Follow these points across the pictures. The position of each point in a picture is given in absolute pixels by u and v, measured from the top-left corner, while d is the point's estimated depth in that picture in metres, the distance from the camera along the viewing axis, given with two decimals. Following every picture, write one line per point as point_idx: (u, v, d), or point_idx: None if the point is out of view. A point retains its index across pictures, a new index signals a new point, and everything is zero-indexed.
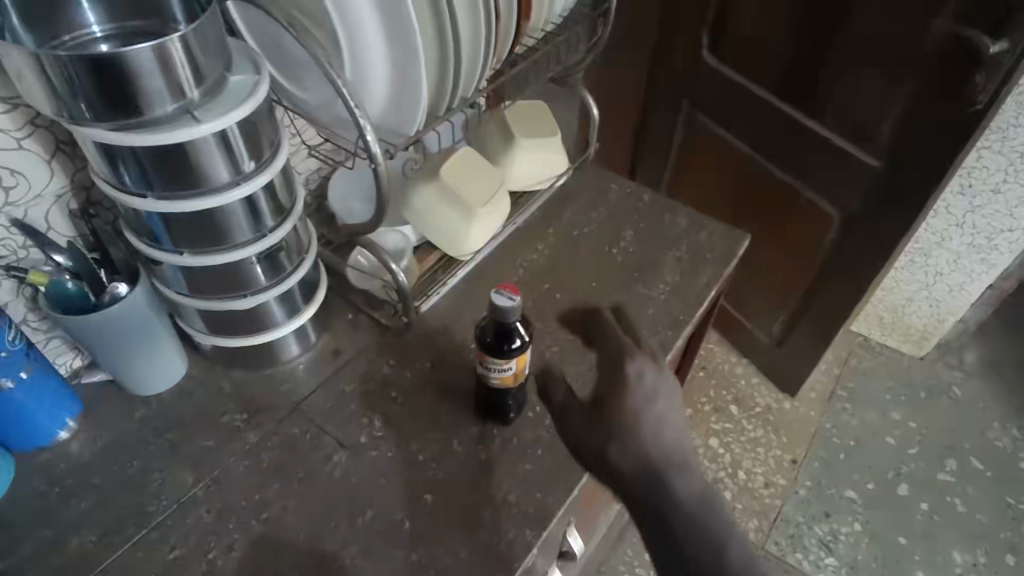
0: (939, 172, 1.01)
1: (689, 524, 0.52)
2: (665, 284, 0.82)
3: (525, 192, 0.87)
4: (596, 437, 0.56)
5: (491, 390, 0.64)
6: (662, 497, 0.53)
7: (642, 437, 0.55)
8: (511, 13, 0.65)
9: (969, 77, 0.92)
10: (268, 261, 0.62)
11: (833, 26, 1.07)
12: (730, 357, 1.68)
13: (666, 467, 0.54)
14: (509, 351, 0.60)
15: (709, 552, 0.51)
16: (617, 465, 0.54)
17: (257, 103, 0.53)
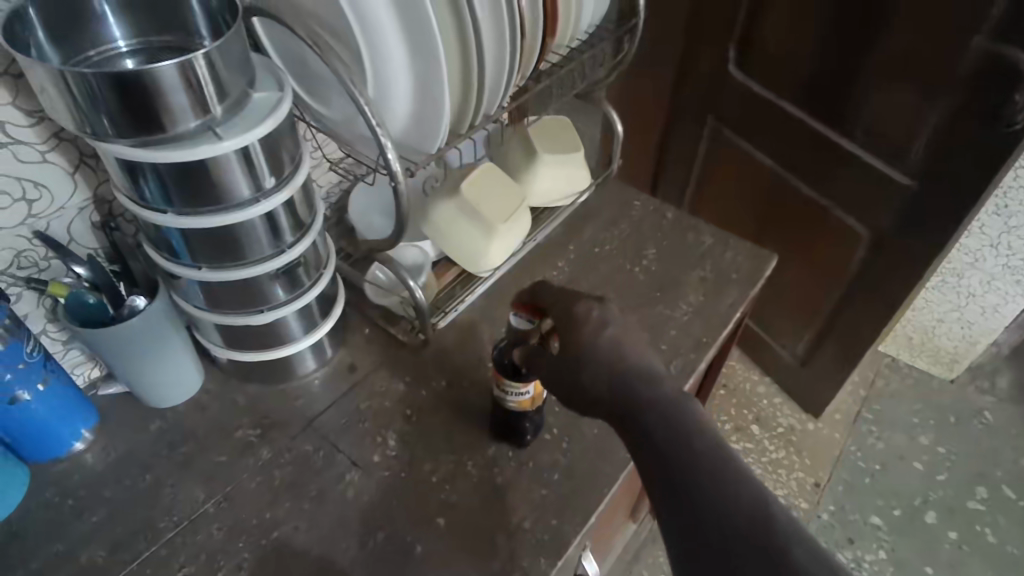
0: (975, 192, 0.98)
1: (658, 416, 0.50)
2: (688, 304, 0.80)
3: (545, 209, 0.85)
4: (566, 372, 0.54)
5: (507, 413, 0.62)
6: (632, 399, 0.52)
7: (608, 351, 0.54)
8: (535, 30, 0.65)
9: (1009, 96, 0.89)
10: (286, 277, 0.62)
11: (864, 42, 1.04)
12: (751, 376, 1.64)
13: (633, 373, 0.53)
14: (526, 375, 0.59)
15: (679, 440, 0.48)
16: (589, 386, 0.53)
17: (278, 120, 0.53)
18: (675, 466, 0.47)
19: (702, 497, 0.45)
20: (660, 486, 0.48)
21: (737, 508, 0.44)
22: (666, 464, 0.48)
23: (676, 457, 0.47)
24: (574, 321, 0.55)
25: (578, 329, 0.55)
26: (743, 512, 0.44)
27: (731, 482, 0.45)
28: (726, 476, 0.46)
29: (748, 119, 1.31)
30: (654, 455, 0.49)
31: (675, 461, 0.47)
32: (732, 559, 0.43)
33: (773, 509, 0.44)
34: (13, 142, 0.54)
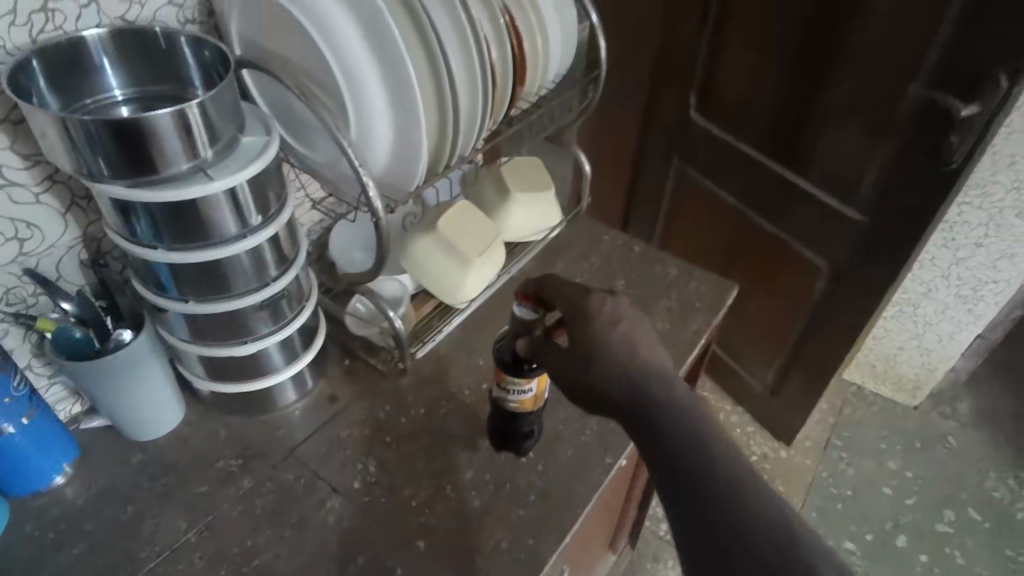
0: (921, 225, 1.05)
1: (667, 418, 0.53)
2: (656, 332, 0.84)
3: (519, 244, 0.90)
4: (577, 366, 0.56)
5: (507, 413, 0.66)
6: (640, 399, 0.54)
7: (617, 351, 0.56)
8: (506, 81, 0.71)
9: (945, 138, 0.97)
10: (270, 309, 0.65)
11: (813, 91, 1.13)
12: (725, 406, 1.69)
13: (646, 375, 0.55)
14: (529, 372, 0.63)
15: (687, 442, 0.51)
16: (599, 383, 0.55)
17: (266, 162, 0.57)
18: (682, 466, 0.50)
19: (713, 496, 0.49)
20: (665, 481, 0.51)
21: (741, 512, 0.48)
22: (677, 464, 0.51)
23: (685, 458, 0.51)
24: (584, 315, 0.57)
25: (590, 322, 0.57)
26: (755, 514, 0.47)
27: (737, 488, 0.49)
28: (736, 485, 0.49)
29: (711, 160, 1.39)
30: (664, 454, 0.52)
31: (682, 461, 0.51)
32: (743, 556, 0.46)
33: (782, 512, 0.48)
34: (9, 184, 0.57)
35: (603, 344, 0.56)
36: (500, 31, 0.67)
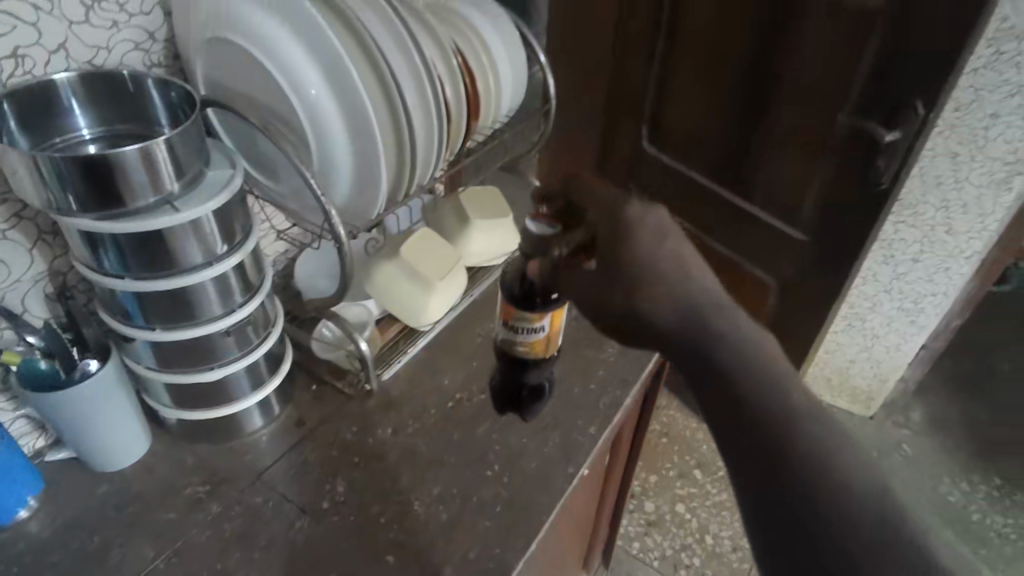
0: (858, 241, 1.14)
1: (731, 355, 0.51)
2: (613, 346, 0.88)
3: (481, 269, 0.94)
4: (616, 293, 0.54)
5: (520, 352, 0.66)
6: (697, 332, 0.52)
7: (673, 274, 0.54)
8: (461, 117, 0.76)
9: (873, 161, 1.05)
10: (237, 334, 0.67)
11: (754, 120, 1.22)
12: (690, 423, 1.79)
13: (702, 305, 0.53)
14: (541, 309, 0.62)
15: (755, 386, 0.50)
16: (651, 312, 0.53)
17: (231, 194, 0.60)
18: (750, 411, 0.49)
19: (780, 442, 0.48)
20: (728, 422, 0.50)
21: (817, 479, 0.46)
22: (741, 404, 0.50)
23: (752, 403, 0.49)
24: (623, 235, 0.54)
25: (633, 242, 0.54)
26: (826, 462, 0.46)
27: (817, 455, 0.47)
28: (818, 452, 0.47)
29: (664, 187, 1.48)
30: (725, 392, 0.51)
31: (747, 405, 0.49)
32: (810, 508, 0.45)
33: (865, 482, 0.46)
34: None
35: (652, 267, 0.54)
36: (453, 70, 0.73)
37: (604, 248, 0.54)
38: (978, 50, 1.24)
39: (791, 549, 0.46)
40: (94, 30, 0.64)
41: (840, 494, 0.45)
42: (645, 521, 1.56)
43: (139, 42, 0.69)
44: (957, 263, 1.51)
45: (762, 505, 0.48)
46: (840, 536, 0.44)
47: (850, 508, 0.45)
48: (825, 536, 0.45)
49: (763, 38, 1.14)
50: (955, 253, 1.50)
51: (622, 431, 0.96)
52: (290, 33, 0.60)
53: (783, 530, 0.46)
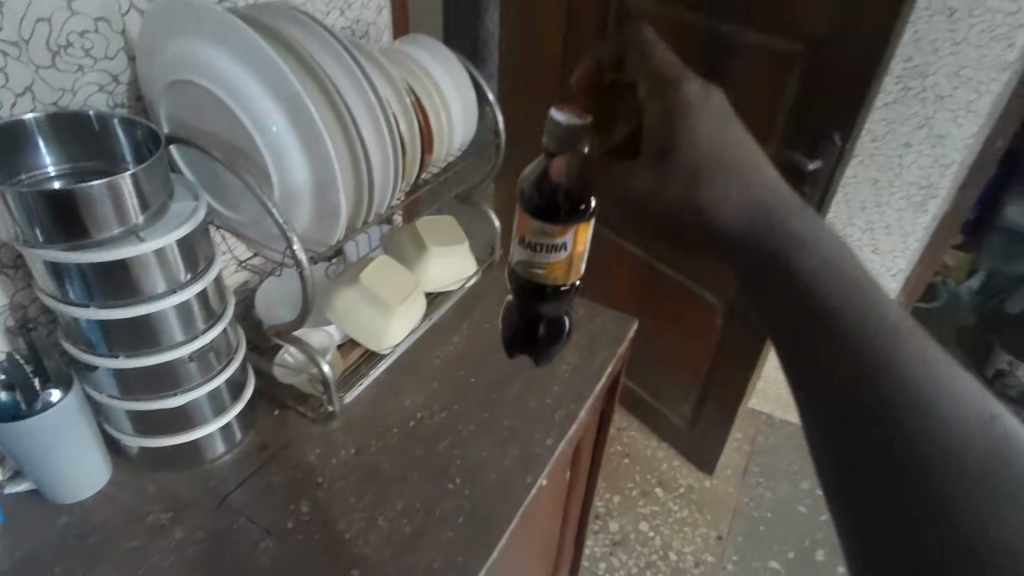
0: None
1: (805, 260, 0.53)
2: (568, 362, 0.93)
3: (440, 294, 0.98)
4: (674, 188, 0.56)
5: (541, 274, 0.66)
6: (769, 234, 0.55)
7: (737, 174, 0.56)
8: (416, 150, 0.81)
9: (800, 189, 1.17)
10: (199, 359, 0.69)
11: None
12: (650, 443, 1.87)
13: (773, 213, 0.56)
14: (563, 225, 0.62)
15: (828, 291, 0.51)
16: (714, 211, 0.56)
17: (195, 225, 0.64)
18: (824, 313, 0.51)
19: (851, 345, 0.49)
20: (800, 320, 0.52)
21: (893, 391, 0.46)
22: (803, 300, 0.52)
23: (826, 303, 0.51)
24: (676, 115, 0.56)
25: (693, 124, 0.56)
26: (893, 363, 0.47)
27: (900, 370, 0.47)
28: (904, 373, 0.46)
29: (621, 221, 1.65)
30: (785, 295, 0.53)
31: (816, 306, 0.51)
32: (888, 419, 0.45)
33: (957, 406, 0.45)
34: None
35: (716, 163, 0.56)
36: (407, 109, 0.78)
37: (653, 129, 0.58)
38: (888, 87, 1.38)
39: (862, 457, 0.46)
40: (59, 74, 0.68)
41: (901, 392, 0.46)
42: (610, 541, 1.60)
43: (103, 85, 0.72)
44: (885, 279, 1.69)
45: (821, 401, 0.49)
46: (920, 439, 0.44)
47: (915, 398, 0.45)
48: (895, 431, 0.45)
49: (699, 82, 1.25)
50: (883, 271, 1.67)
51: (582, 445, 1.01)
52: (252, 76, 0.65)
53: (836, 419, 0.48)
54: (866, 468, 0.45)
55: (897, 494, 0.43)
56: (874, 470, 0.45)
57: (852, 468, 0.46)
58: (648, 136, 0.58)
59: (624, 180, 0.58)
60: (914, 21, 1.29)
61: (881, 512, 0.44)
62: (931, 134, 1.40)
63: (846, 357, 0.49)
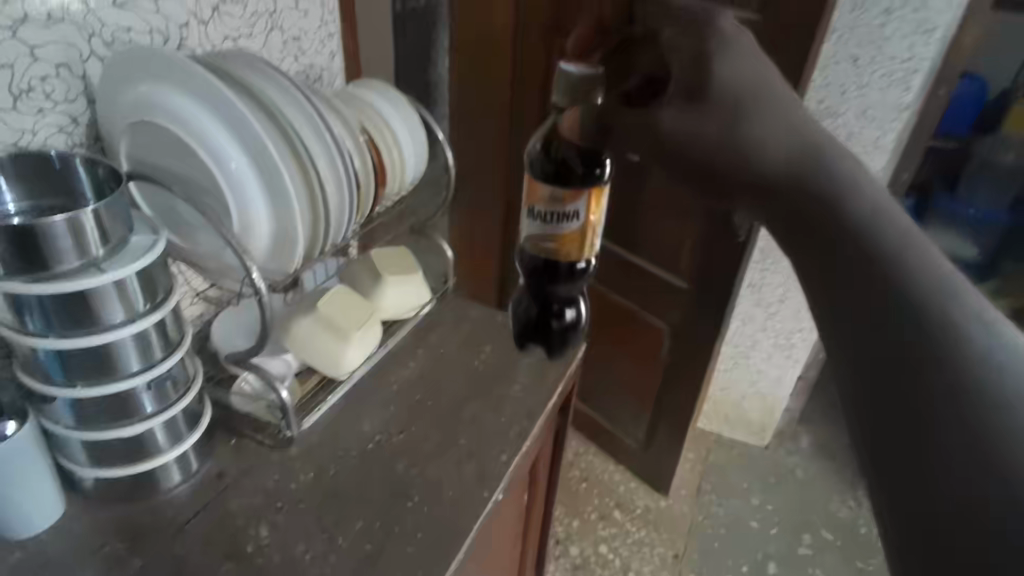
0: (730, 285, 1.42)
1: (845, 195, 0.51)
2: (521, 382, 0.97)
3: (396, 322, 1.01)
4: (710, 124, 0.57)
5: (552, 247, 0.71)
6: (810, 168, 0.53)
7: (776, 112, 0.56)
8: (369, 183, 0.86)
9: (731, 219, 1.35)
10: (155, 389, 0.71)
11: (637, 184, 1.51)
12: (608, 466, 1.92)
13: (815, 151, 0.54)
14: (573, 193, 0.67)
15: (870, 219, 0.49)
16: (754, 146, 0.55)
17: (154, 256, 0.66)
18: (865, 239, 0.48)
19: (889, 279, 0.46)
20: (833, 249, 0.50)
21: (936, 319, 0.44)
22: (840, 230, 0.50)
23: (868, 232, 0.48)
24: (709, 58, 0.58)
25: (728, 62, 0.58)
26: (934, 299, 0.45)
27: (943, 301, 0.45)
28: (947, 305, 0.44)
29: None
30: (817, 223, 0.51)
31: (856, 233, 0.49)
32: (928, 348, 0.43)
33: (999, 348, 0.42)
34: None
35: (755, 101, 0.57)
36: (360, 146, 0.84)
37: (685, 66, 0.59)
38: None
39: (887, 382, 0.44)
40: (20, 116, 0.72)
41: (945, 331, 0.43)
42: (571, 565, 1.62)
43: (63, 126, 0.76)
44: None
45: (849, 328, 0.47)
46: (954, 368, 0.42)
47: (956, 332, 0.43)
48: (929, 357, 0.43)
49: None
50: None
51: (538, 462, 1.05)
52: (211, 115, 0.69)
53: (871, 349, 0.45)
54: (892, 392, 0.43)
55: (922, 414, 0.42)
56: (899, 393, 0.43)
57: (876, 395, 0.44)
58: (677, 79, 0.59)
59: (648, 116, 0.59)
60: (823, 69, 1.46)
61: (898, 433, 0.42)
62: None
63: (886, 295, 0.46)
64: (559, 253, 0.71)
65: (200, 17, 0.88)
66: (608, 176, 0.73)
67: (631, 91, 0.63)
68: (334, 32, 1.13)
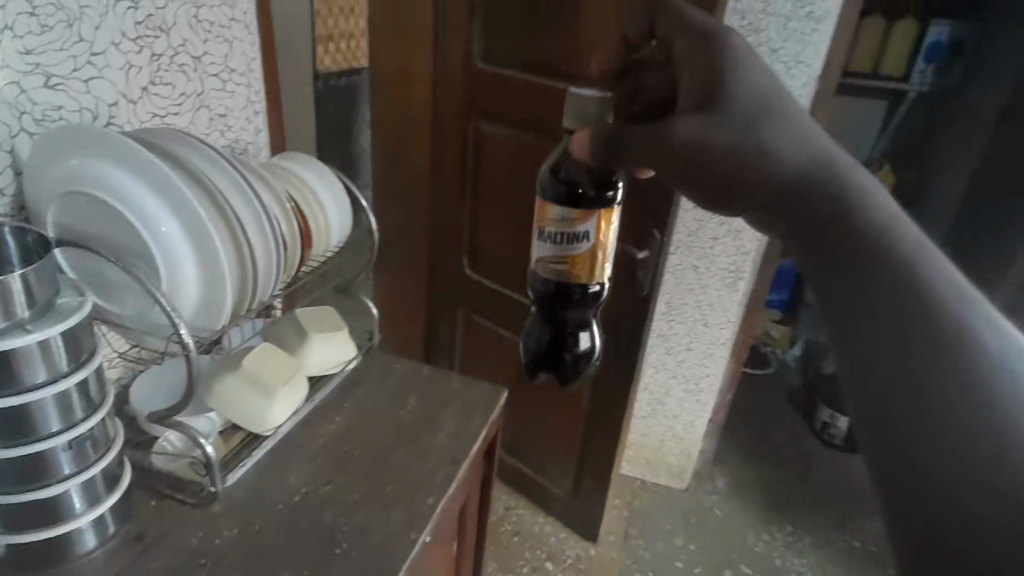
0: (638, 336, 1.55)
1: (851, 220, 0.51)
2: (447, 429, 1.02)
3: (320, 377, 1.07)
4: (721, 142, 0.61)
5: (568, 265, 0.83)
6: (818, 188, 0.54)
7: (792, 126, 0.60)
8: (295, 245, 0.93)
9: (636, 274, 1.49)
10: (75, 448, 0.71)
11: None
12: (538, 518, 1.97)
13: (821, 169, 0.55)
14: (585, 215, 0.80)
15: (876, 240, 0.49)
16: (768, 159, 0.58)
17: (80, 317, 0.69)
18: (876, 262, 0.47)
19: (899, 301, 0.45)
20: (840, 269, 0.49)
21: (943, 347, 0.43)
22: (853, 253, 0.49)
23: (875, 256, 0.48)
24: (724, 76, 0.66)
25: (731, 84, 0.65)
26: (943, 325, 0.44)
27: (949, 327, 0.43)
28: (953, 332, 0.43)
29: (489, 308, 1.86)
30: (823, 216, 0.52)
31: (864, 257, 0.48)
32: (933, 378, 0.42)
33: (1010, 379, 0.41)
34: None
35: (764, 115, 0.61)
36: (287, 213, 0.91)
37: (701, 81, 0.67)
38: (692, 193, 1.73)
39: (896, 415, 0.43)
40: None
41: (955, 353, 0.42)
42: None
43: None
44: (718, 349, 1.94)
45: (853, 356, 0.46)
46: (964, 401, 0.41)
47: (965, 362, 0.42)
48: (939, 389, 0.42)
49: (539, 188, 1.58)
50: (714, 341, 1.93)
51: (466, 509, 1.09)
52: (140, 183, 0.74)
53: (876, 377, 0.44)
54: (901, 423, 0.43)
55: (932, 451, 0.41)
56: (905, 428, 0.42)
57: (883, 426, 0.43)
58: (692, 92, 0.68)
59: (665, 126, 0.65)
60: None
61: (904, 474, 0.42)
62: (730, 228, 1.76)
63: (894, 319, 0.45)
64: (571, 272, 0.84)
65: (129, 97, 0.94)
66: (618, 200, 0.86)
67: (637, 115, 0.80)
68: (259, 110, 1.21)
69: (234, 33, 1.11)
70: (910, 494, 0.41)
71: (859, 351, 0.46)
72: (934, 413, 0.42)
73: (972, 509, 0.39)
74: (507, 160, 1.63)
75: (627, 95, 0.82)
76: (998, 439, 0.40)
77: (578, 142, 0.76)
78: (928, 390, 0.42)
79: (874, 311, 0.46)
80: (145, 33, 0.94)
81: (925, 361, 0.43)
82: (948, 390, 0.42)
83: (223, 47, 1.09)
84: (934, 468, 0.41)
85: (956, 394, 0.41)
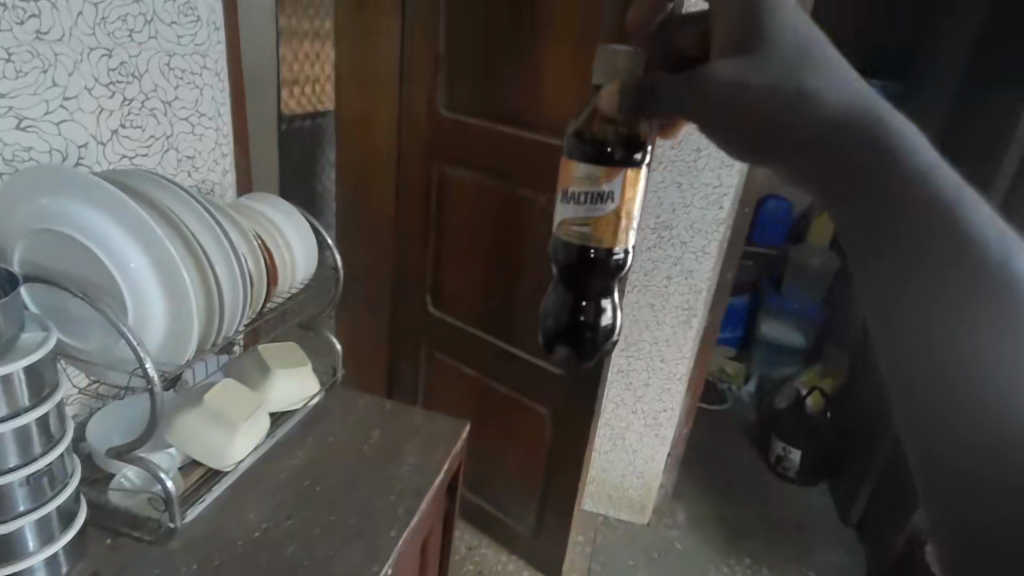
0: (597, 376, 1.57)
1: (879, 163, 0.52)
2: (410, 463, 1.04)
3: (282, 413, 1.07)
4: (761, 89, 0.63)
5: (590, 225, 0.88)
6: (858, 130, 0.55)
7: (824, 70, 0.61)
8: (261, 284, 0.96)
9: None
10: (32, 484, 0.71)
11: (511, 284, 1.67)
12: (501, 557, 1.97)
13: (853, 114, 0.56)
14: (608, 172, 0.85)
15: (902, 179, 0.51)
16: (815, 102, 0.59)
17: (45, 352, 0.70)
18: (904, 194, 0.50)
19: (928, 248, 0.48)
20: (865, 198, 0.52)
21: (951, 303, 0.46)
22: (887, 188, 0.51)
23: (903, 189, 0.50)
24: (760, 21, 0.66)
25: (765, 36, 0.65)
26: (959, 278, 0.46)
27: (966, 276, 0.46)
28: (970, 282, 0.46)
29: (452, 345, 1.90)
30: (851, 162, 0.54)
31: (891, 190, 0.51)
32: (935, 336, 0.46)
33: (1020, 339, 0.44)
34: None
35: (807, 65, 0.62)
36: (254, 250, 0.94)
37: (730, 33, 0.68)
38: (649, 235, 1.82)
39: (916, 373, 0.47)
40: None
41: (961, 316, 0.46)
42: None
43: None
44: (675, 385, 2.01)
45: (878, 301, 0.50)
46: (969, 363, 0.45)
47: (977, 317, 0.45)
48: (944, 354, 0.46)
49: (501, 225, 1.64)
50: (671, 376, 2.00)
51: (428, 544, 1.10)
52: (110, 219, 0.77)
53: (898, 337, 0.48)
54: (925, 383, 0.46)
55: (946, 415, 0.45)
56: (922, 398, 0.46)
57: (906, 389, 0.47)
58: (726, 42, 0.68)
59: (704, 71, 0.68)
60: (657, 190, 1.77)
61: (937, 455, 0.45)
62: (683, 268, 1.85)
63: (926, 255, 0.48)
64: (594, 234, 0.88)
65: (99, 139, 0.97)
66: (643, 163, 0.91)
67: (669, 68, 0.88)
68: (227, 152, 1.25)
69: (204, 80, 1.15)
70: (950, 500, 0.44)
71: (878, 291, 0.50)
72: (934, 399, 0.45)
73: (978, 478, 0.43)
74: (471, 199, 1.69)
75: (660, 52, 0.89)
76: (1004, 412, 0.43)
77: (608, 96, 0.85)
78: (938, 357, 0.46)
79: (898, 252, 0.49)
80: (118, 79, 0.98)
81: (930, 328, 0.47)
82: (948, 357, 0.45)
83: (194, 93, 1.13)
84: (940, 451, 0.45)
85: (958, 375, 0.45)
